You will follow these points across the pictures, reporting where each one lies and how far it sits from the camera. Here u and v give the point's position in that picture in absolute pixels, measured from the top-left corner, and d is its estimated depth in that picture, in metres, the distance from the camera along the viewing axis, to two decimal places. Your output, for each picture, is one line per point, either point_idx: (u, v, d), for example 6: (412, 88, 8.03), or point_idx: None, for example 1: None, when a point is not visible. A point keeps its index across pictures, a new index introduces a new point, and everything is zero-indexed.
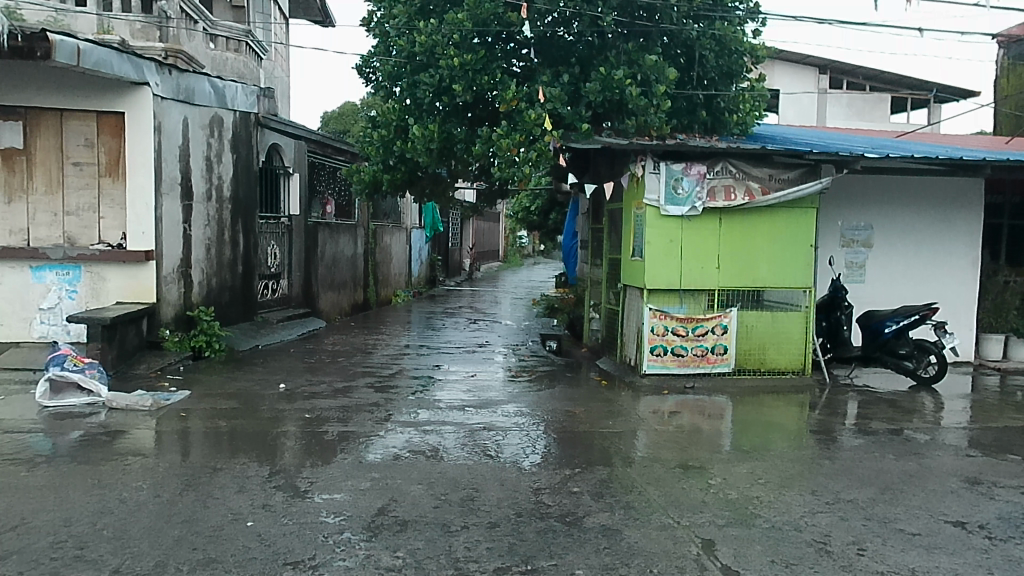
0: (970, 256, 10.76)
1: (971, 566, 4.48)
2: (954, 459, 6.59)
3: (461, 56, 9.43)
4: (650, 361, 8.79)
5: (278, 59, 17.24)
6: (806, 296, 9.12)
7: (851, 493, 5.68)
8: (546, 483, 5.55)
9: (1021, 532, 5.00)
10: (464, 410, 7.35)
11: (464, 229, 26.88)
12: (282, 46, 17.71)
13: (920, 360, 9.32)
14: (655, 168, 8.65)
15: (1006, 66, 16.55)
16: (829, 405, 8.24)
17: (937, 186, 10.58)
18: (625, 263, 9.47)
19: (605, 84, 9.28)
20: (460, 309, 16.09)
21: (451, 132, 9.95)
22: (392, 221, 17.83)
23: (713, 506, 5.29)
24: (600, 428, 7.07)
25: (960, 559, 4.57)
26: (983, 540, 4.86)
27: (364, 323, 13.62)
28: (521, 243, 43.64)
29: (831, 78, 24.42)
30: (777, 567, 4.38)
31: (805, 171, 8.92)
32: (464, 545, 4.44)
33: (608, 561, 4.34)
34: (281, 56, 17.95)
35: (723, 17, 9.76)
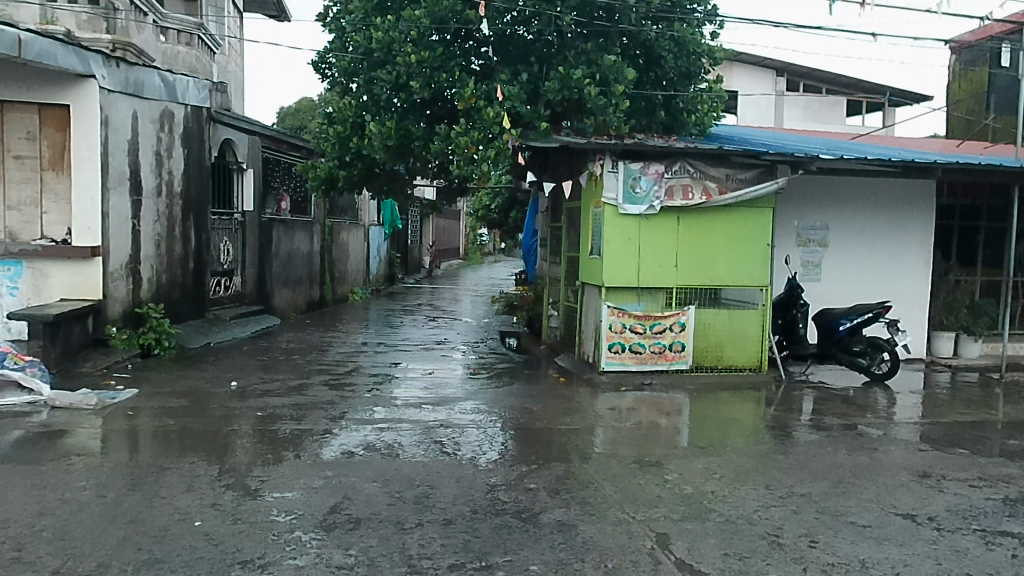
0: (921, 256, 11.02)
1: (919, 557, 4.60)
2: (905, 453, 6.76)
3: (419, 54, 9.42)
4: (608, 358, 8.86)
5: (231, 52, 17.09)
6: (763, 294, 9.25)
7: (805, 487, 5.78)
8: (502, 480, 5.57)
9: (968, 524, 5.14)
10: (421, 408, 7.33)
11: (424, 227, 26.78)
12: (236, 40, 17.60)
13: (873, 357, 9.60)
14: (613, 168, 8.69)
15: (957, 71, 16.72)
16: (785, 401, 8.38)
17: (890, 187, 10.82)
18: (583, 261, 9.53)
19: (564, 83, 9.31)
20: (419, 306, 16.04)
21: (408, 128, 9.90)
22: (350, 218, 17.72)
23: (668, 501, 5.36)
24: (558, 425, 7.10)
25: (908, 550, 4.69)
26: (931, 532, 4.99)
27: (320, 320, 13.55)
28: (480, 242, 43.70)
29: (788, 81, 24.85)
30: (729, 560, 4.45)
31: (761, 171, 9.05)
32: (419, 542, 4.44)
33: (562, 556, 4.37)
34: (236, 50, 17.93)
35: (682, 18, 9.81)
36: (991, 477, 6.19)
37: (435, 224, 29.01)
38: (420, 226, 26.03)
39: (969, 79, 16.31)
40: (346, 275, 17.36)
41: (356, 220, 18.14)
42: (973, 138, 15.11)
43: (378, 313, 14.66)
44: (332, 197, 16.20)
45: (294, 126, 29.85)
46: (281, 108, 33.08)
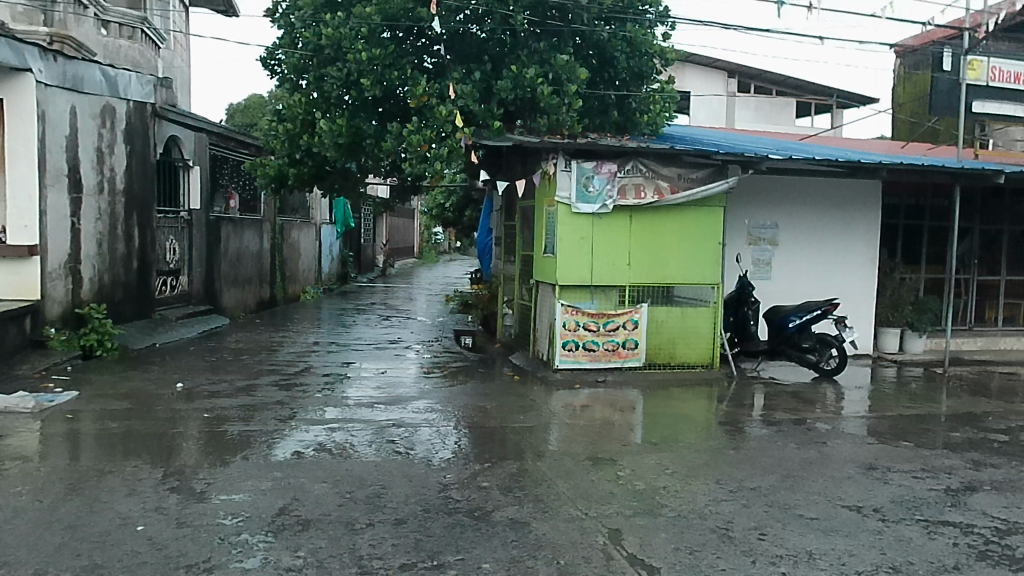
0: (868, 254, 11.31)
1: (864, 547, 4.72)
2: (852, 447, 6.93)
3: (370, 51, 9.33)
4: (562, 356, 8.91)
5: (177, 47, 16.76)
6: (714, 292, 9.40)
7: (754, 481, 5.89)
8: (455, 479, 5.57)
9: (911, 515, 5.29)
10: (373, 407, 7.28)
11: (377, 225, 26.61)
12: (182, 34, 17.26)
13: (822, 352, 9.83)
14: (566, 167, 8.74)
15: (901, 74, 17.21)
16: (736, 398, 8.52)
17: (836, 188, 11.08)
18: (537, 260, 9.57)
19: (517, 82, 9.33)
20: (372, 305, 15.95)
21: (359, 126, 9.82)
22: (301, 216, 17.51)
23: (621, 497, 5.42)
24: (512, 423, 7.12)
25: (854, 541, 4.81)
26: (876, 523, 5.13)
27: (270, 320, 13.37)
28: (434, 240, 43.52)
29: (739, 83, 25.25)
30: (680, 554, 4.51)
31: (712, 171, 9.18)
32: (370, 542, 4.42)
33: (514, 554, 4.39)
34: (182, 44, 17.58)
35: (634, 19, 9.92)
36: (932, 468, 6.38)
37: (390, 222, 28.84)
38: (373, 224, 25.88)
39: (913, 83, 16.81)
40: (297, 274, 17.16)
41: (307, 219, 17.95)
42: (917, 139, 15.53)
43: (330, 312, 14.53)
44: (283, 195, 15.99)
45: (244, 123, 29.39)
46: (230, 104, 32.51)
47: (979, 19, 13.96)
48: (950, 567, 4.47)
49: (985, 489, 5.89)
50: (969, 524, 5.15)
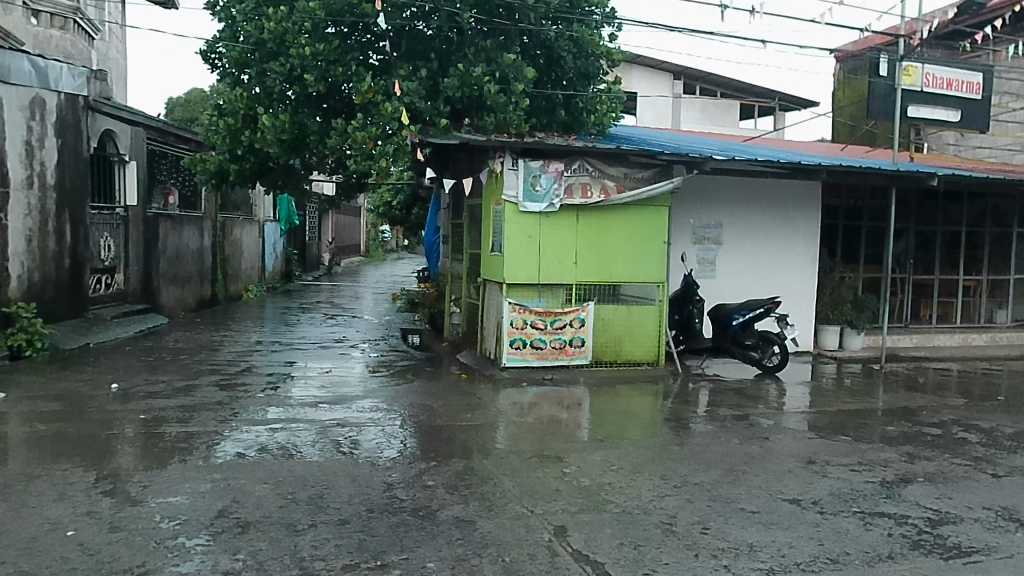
0: (808, 253, 11.61)
1: (803, 539, 4.85)
2: (792, 441, 7.10)
3: (314, 46, 9.25)
4: (510, 354, 8.93)
5: (112, 39, 16.28)
6: (660, 290, 9.53)
7: (697, 476, 6.00)
8: (400, 478, 5.54)
9: (848, 507, 5.45)
10: (317, 407, 7.20)
11: (323, 223, 26.26)
12: (118, 26, 16.78)
13: (765, 350, 10.02)
14: (513, 165, 8.75)
15: (840, 78, 17.68)
16: (681, 394, 8.67)
17: (777, 188, 11.35)
18: (484, 258, 9.59)
19: (464, 80, 9.34)
20: (317, 304, 15.76)
21: (303, 122, 9.69)
22: (243, 213, 17.19)
23: (567, 494, 5.46)
24: (458, 422, 7.12)
25: (793, 533, 4.93)
26: (815, 515, 5.27)
27: (211, 319, 13.10)
28: (382, 238, 43.17)
29: (685, 85, 25.62)
30: (624, 549, 4.57)
31: (657, 171, 9.30)
32: (311, 543, 4.37)
33: (459, 552, 4.39)
34: (118, 36, 17.08)
35: (581, 19, 10.00)
36: (869, 462, 6.58)
37: (336, 220, 28.50)
38: (318, 222, 25.56)
39: (851, 87, 17.26)
40: (240, 272, 16.85)
41: (250, 216, 17.63)
42: (855, 141, 15.98)
43: (273, 311, 14.32)
44: (224, 192, 15.68)
45: (184, 118, 28.71)
46: (170, 98, 31.72)
47: (913, 27, 14.46)
48: (884, 557, 4.61)
49: (918, 480, 6.10)
50: (903, 515, 5.33)
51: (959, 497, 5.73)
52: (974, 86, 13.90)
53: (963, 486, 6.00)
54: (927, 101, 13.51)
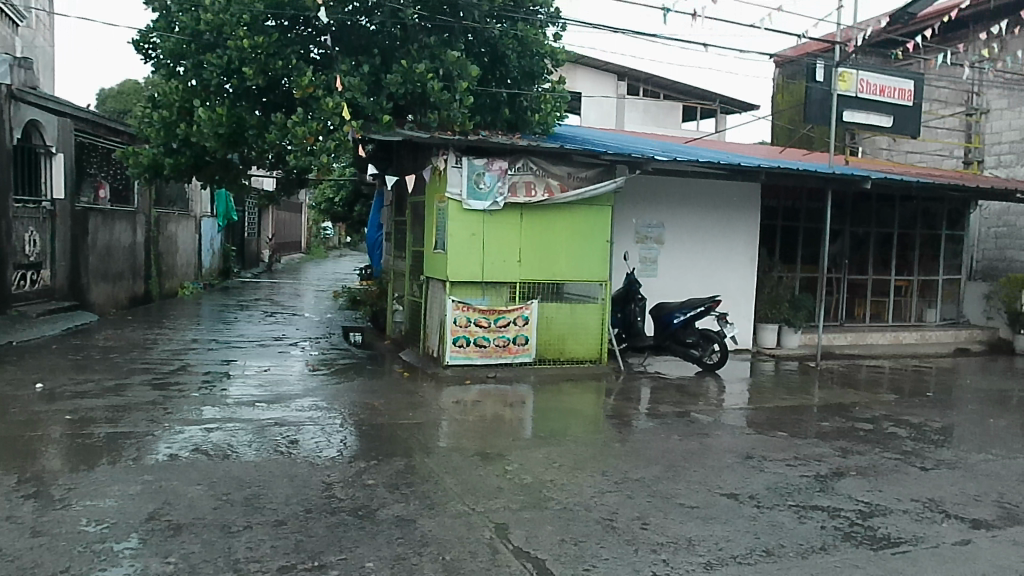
0: (747, 253, 11.87)
1: (740, 533, 4.95)
2: (731, 437, 7.26)
3: (253, 38, 9.08)
4: (453, 352, 8.92)
5: (38, 27, 15.69)
6: (603, 288, 9.62)
7: (638, 472, 6.08)
8: (339, 477, 5.48)
9: (784, 501, 5.60)
10: (254, 406, 7.07)
11: (262, 219, 25.77)
12: (45, 13, 16.18)
13: (705, 348, 10.17)
14: (457, 163, 8.73)
15: (779, 82, 18.15)
16: (624, 391, 8.77)
17: (717, 189, 11.58)
18: (428, 256, 9.55)
19: (407, 77, 9.29)
20: (256, 301, 15.48)
21: (242, 115, 9.52)
22: (179, 208, 16.76)
23: (509, 491, 5.48)
24: (400, 420, 7.08)
25: (731, 527, 5.04)
26: (752, 509, 5.39)
27: (144, 316, 12.74)
28: (323, 235, 42.57)
29: (629, 85, 25.90)
30: (566, 546, 4.61)
31: (601, 171, 9.39)
32: (246, 545, 4.29)
33: (399, 551, 4.36)
34: (45, 24, 16.48)
35: (525, 18, 10.06)
36: (804, 456, 6.77)
37: (275, 216, 28.01)
38: (258, 218, 25.09)
39: (789, 91, 17.73)
40: (174, 269, 16.42)
41: (186, 211, 17.20)
42: (792, 145, 16.40)
43: (210, 308, 14.01)
44: (158, 185, 15.26)
45: (116, 109, 27.82)
46: (101, 89, 30.68)
47: (848, 35, 14.92)
48: (818, 548, 4.75)
49: (851, 474, 6.30)
50: (836, 508, 5.49)
51: (889, 490, 5.94)
52: (906, 92, 14.33)
53: (893, 479, 6.22)
54: (863, 107, 13.99)
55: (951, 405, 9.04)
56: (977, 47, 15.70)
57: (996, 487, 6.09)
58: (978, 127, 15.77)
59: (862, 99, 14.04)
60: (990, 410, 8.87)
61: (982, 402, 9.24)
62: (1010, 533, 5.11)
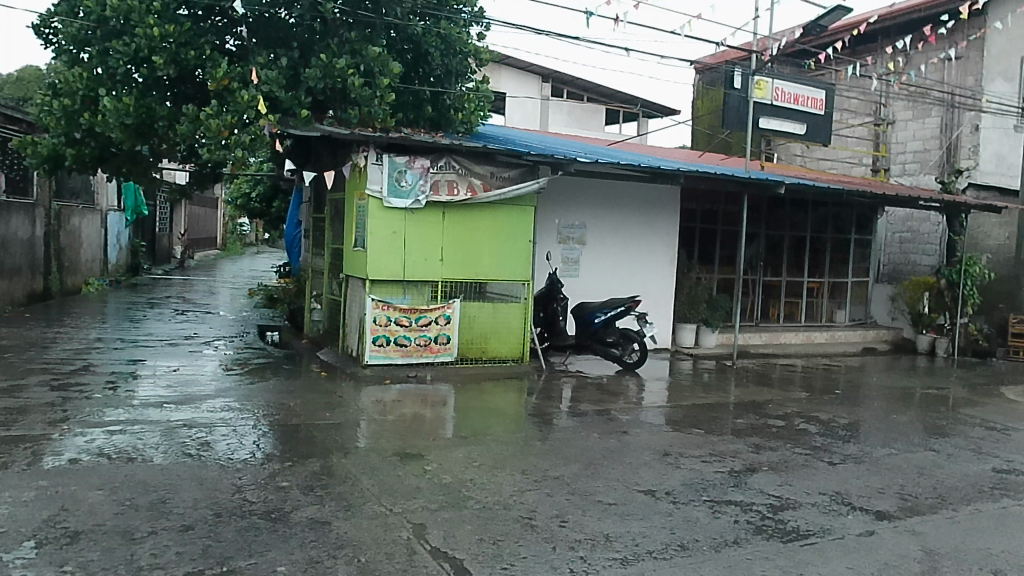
0: (665, 254, 12.16)
1: (656, 528, 5.06)
2: (649, 435, 7.41)
3: (163, 27, 8.77)
4: (373, 351, 8.82)
5: None
6: (525, 288, 9.69)
7: (557, 470, 6.14)
8: (251, 480, 5.34)
9: (698, 496, 5.75)
10: (162, 408, 6.83)
11: (174, 214, 24.91)
12: None
13: (625, 347, 10.37)
14: (377, 160, 8.64)
15: (699, 88, 18.67)
16: (545, 390, 8.85)
17: (637, 191, 11.81)
18: (347, 254, 9.42)
19: (327, 72, 9.16)
20: (166, 299, 14.95)
21: (150, 106, 9.16)
22: (83, 201, 16.03)
23: (428, 491, 5.45)
24: (317, 420, 6.95)
25: (647, 523, 5.14)
26: (667, 505, 5.51)
27: (43, 314, 12.14)
28: (240, 231, 41.43)
29: (552, 87, 26.12)
30: (484, 545, 4.62)
31: (523, 171, 9.44)
32: (150, 552, 4.13)
33: (313, 555, 4.28)
34: None
35: (448, 17, 10.09)
36: (719, 453, 6.96)
37: (189, 210, 27.10)
38: (169, 213, 24.24)
39: (708, 97, 18.25)
40: (77, 265, 15.71)
41: (91, 204, 16.47)
42: (710, 150, 16.83)
43: (115, 306, 13.45)
44: (59, 177, 14.56)
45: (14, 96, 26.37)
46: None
47: (764, 45, 15.44)
48: (730, 542, 4.89)
49: (763, 469, 6.51)
50: (748, 502, 5.67)
51: (799, 484, 6.17)
52: (817, 101, 14.97)
53: (803, 473, 6.46)
54: (777, 114, 14.48)
55: (858, 402, 9.46)
56: (884, 61, 16.47)
57: (898, 480, 6.41)
58: (884, 137, 16.54)
59: (777, 106, 14.45)
60: (893, 406, 9.32)
61: (886, 399, 9.70)
62: (910, 524, 5.37)
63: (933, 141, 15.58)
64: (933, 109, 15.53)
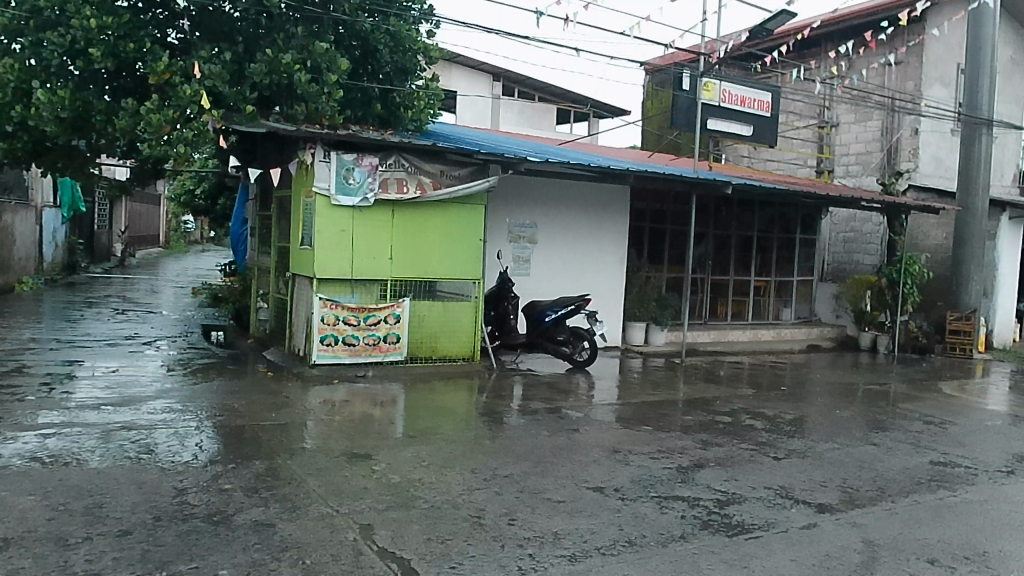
0: (615, 253, 12.29)
1: (605, 525, 5.11)
2: (599, 432, 7.48)
3: (100, 18, 8.54)
4: (320, 351, 8.74)
5: None
6: (475, 287, 9.70)
7: (507, 468, 6.16)
8: (193, 482, 5.24)
9: (647, 492, 5.82)
10: (100, 410, 6.66)
11: (114, 211, 24.22)
12: None
13: (575, 345, 10.47)
14: (325, 157, 8.53)
15: (648, 89, 18.91)
16: (496, 389, 8.86)
17: (587, 191, 11.89)
18: (294, 252, 9.31)
19: (272, 67, 9.02)
20: (104, 298, 14.54)
21: (87, 100, 8.93)
22: (16, 197, 15.48)
23: (376, 491, 5.42)
24: (264, 421, 6.85)
25: (595, 520, 5.19)
26: (616, 501, 5.58)
27: None
28: (183, 228, 40.52)
29: (503, 86, 26.17)
30: (431, 544, 4.60)
31: (473, 170, 9.42)
32: (85, 557, 4.03)
33: (256, 557, 4.22)
34: None
35: (397, 14, 10.05)
36: (667, 449, 7.06)
37: (130, 207, 26.38)
38: (109, 210, 23.55)
39: (657, 98, 18.51)
40: (10, 263, 15.16)
41: (25, 201, 15.92)
42: (660, 150, 17.03)
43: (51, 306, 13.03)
44: None
45: None
46: None
47: (713, 48, 15.73)
48: (677, 537, 4.97)
49: (710, 465, 6.63)
50: (695, 498, 5.77)
51: (744, 478, 6.30)
52: (764, 104, 15.27)
53: (748, 468, 6.60)
54: (725, 116, 14.71)
55: (802, 398, 9.69)
56: (827, 65, 16.91)
57: (840, 473, 6.58)
58: (828, 139, 16.95)
59: (724, 108, 14.69)
60: (837, 402, 9.57)
61: (830, 395, 9.95)
62: (851, 516, 5.52)
63: (875, 144, 16.03)
64: (874, 113, 15.98)
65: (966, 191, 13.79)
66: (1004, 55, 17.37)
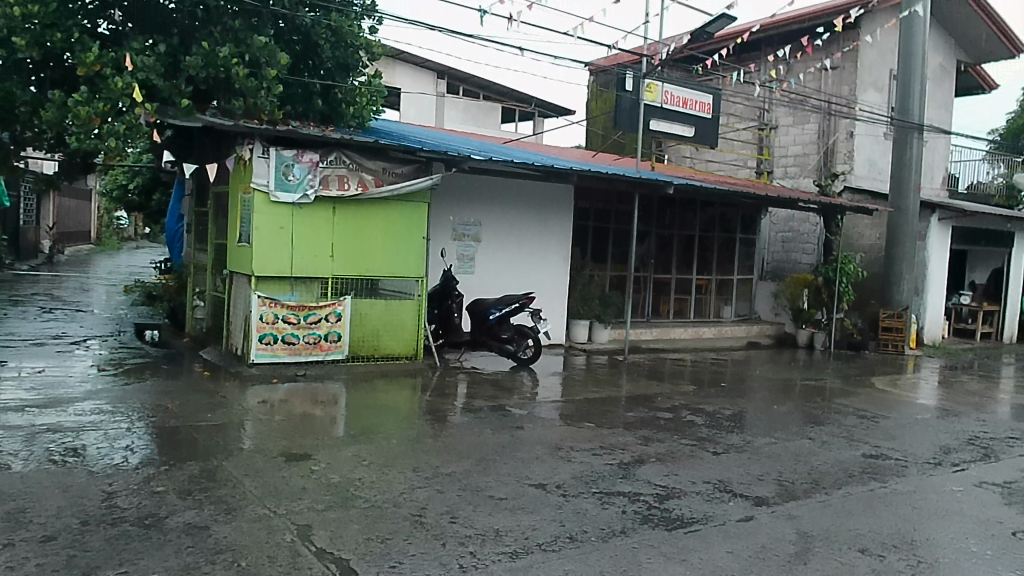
0: (559, 251, 12.39)
1: (546, 521, 5.16)
2: (543, 430, 7.53)
3: (25, 6, 8.22)
4: (259, 350, 8.59)
5: None
6: (418, 285, 9.67)
7: (449, 467, 6.16)
8: (123, 485, 5.11)
9: (588, 488, 5.89)
10: (24, 412, 6.44)
11: (42, 206, 23.32)
12: None
13: (519, 343, 10.53)
14: (263, 153, 8.38)
15: (593, 89, 19.13)
16: (439, 387, 8.84)
17: (532, 190, 11.95)
18: (232, 249, 9.14)
19: (209, 60, 8.84)
20: (32, 297, 14.02)
21: (10, 90, 8.75)
22: None
23: (315, 491, 5.37)
24: (200, 422, 6.71)
25: (536, 516, 5.24)
26: (558, 498, 5.63)
27: None
28: (116, 225, 39.26)
29: (448, 85, 26.12)
30: (371, 543, 4.58)
31: (416, 167, 9.37)
32: (5, 565, 3.90)
33: (189, 561, 4.14)
34: None
35: (339, 9, 9.90)
36: (609, 446, 7.15)
37: (58, 202, 25.43)
38: (35, 205, 22.67)
39: (602, 98, 18.76)
40: None
41: None
42: (604, 150, 17.21)
43: None
44: None
45: None
46: None
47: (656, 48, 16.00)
48: (617, 532, 5.05)
49: (651, 460, 6.75)
50: (635, 493, 5.86)
51: (683, 473, 6.43)
52: (705, 105, 15.56)
53: (688, 463, 6.73)
54: (667, 117, 14.92)
55: (741, 394, 9.93)
56: (766, 68, 17.34)
57: (776, 467, 6.77)
58: (768, 140, 17.37)
59: (667, 109, 14.91)
60: (774, 397, 9.83)
61: (768, 391, 10.22)
62: (786, 508, 5.69)
63: (812, 146, 16.48)
64: (811, 116, 16.44)
65: (898, 193, 14.29)
66: (934, 62, 18.09)
